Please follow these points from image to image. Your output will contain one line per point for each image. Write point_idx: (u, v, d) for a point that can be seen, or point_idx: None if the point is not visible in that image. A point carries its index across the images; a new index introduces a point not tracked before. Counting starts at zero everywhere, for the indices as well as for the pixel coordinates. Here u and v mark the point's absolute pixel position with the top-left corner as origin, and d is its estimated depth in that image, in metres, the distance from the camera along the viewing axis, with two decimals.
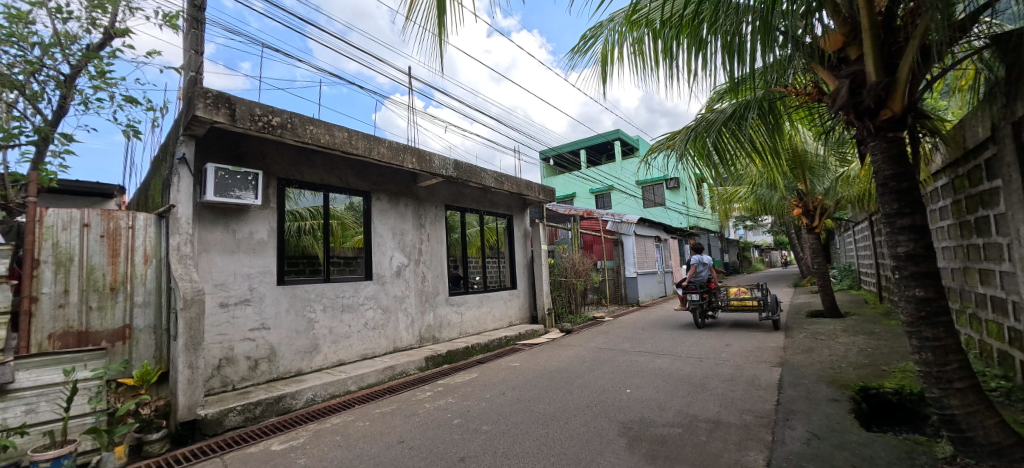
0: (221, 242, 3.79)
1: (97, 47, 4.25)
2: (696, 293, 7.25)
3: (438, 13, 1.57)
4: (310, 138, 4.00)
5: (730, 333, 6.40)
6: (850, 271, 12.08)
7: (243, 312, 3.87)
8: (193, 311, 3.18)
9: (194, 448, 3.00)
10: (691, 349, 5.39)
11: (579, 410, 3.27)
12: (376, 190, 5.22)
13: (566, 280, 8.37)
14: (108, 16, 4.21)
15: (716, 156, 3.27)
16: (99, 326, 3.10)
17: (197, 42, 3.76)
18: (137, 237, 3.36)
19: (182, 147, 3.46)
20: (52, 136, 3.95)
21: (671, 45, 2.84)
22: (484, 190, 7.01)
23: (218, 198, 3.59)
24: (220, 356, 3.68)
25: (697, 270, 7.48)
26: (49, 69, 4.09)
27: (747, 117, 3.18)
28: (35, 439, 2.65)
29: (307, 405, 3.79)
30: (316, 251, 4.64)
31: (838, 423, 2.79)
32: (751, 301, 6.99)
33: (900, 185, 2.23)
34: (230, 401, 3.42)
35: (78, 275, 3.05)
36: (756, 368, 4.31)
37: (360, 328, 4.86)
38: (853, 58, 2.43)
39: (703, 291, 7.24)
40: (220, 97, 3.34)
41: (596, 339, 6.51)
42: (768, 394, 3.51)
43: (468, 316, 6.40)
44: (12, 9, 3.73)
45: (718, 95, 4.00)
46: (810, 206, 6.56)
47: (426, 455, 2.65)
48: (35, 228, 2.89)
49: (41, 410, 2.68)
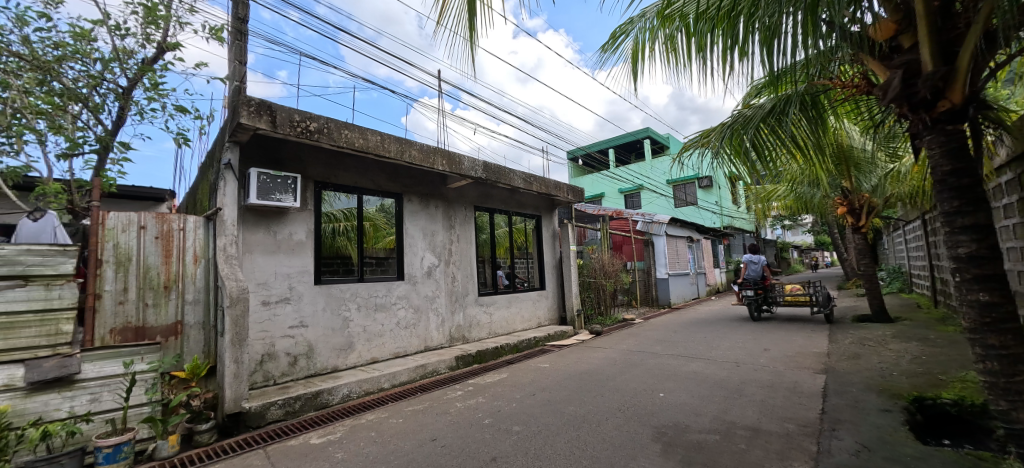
0: (262, 243, 3.96)
1: (151, 61, 4.54)
2: (749, 289, 7.74)
3: (468, 17, 1.58)
4: (345, 142, 4.12)
5: (769, 337, 6.14)
6: (900, 273, 11.32)
7: (283, 310, 4.03)
8: (238, 308, 3.34)
9: (238, 440, 3.15)
10: (727, 353, 5.21)
11: (611, 414, 3.22)
12: (407, 192, 5.32)
13: (595, 281, 8.27)
14: (161, 32, 4.48)
15: (754, 153, 3.13)
16: (154, 322, 3.31)
17: (241, 52, 3.95)
18: (187, 238, 3.57)
19: (227, 153, 3.65)
20: (112, 145, 4.26)
21: (705, 39, 2.74)
22: (513, 191, 7.03)
23: (260, 201, 3.76)
24: (262, 352, 3.86)
25: (749, 268, 7.92)
26: (109, 83, 4.40)
27: (788, 112, 3.04)
28: (99, 426, 2.86)
29: (343, 401, 3.91)
30: (351, 252, 4.79)
31: (891, 435, 2.62)
32: (803, 296, 7.31)
33: (959, 181, 2.08)
34: (272, 395, 3.57)
35: (136, 274, 3.26)
36: (798, 375, 4.11)
37: (392, 327, 4.98)
38: (906, 47, 2.27)
39: (756, 286, 7.69)
40: (262, 104, 3.49)
41: (626, 341, 6.39)
42: (812, 402, 3.34)
43: (497, 316, 6.43)
44: (76, 28, 4.03)
45: (756, 90, 3.85)
46: (856, 204, 6.21)
47: (458, 454, 2.68)
48: (98, 230, 3.13)
49: (104, 399, 2.89)
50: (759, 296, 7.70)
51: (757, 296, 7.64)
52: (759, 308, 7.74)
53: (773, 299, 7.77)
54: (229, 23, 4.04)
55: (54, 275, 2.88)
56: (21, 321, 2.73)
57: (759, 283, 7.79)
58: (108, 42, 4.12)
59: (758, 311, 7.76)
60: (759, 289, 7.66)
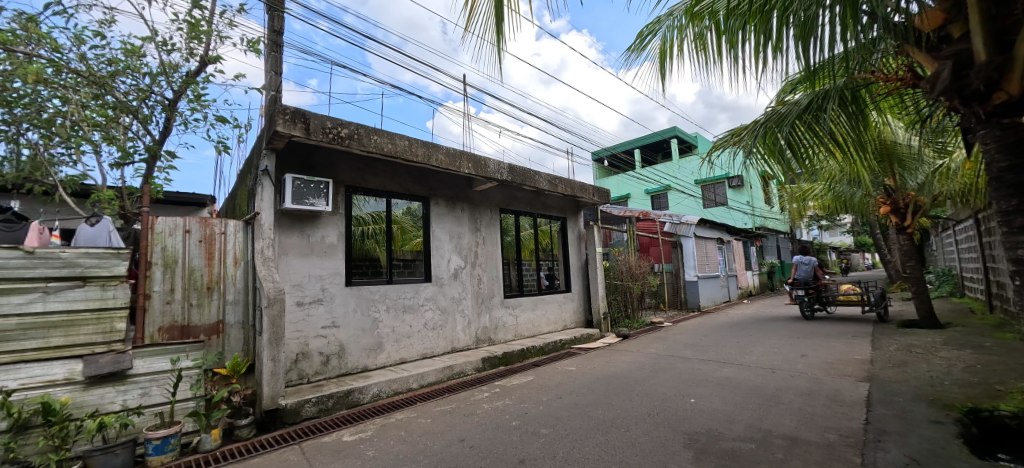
0: (297, 246, 4.11)
1: (195, 74, 4.80)
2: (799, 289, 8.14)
3: (495, 21, 1.60)
4: (374, 147, 4.23)
5: (807, 343, 5.88)
6: (950, 275, 10.62)
7: (316, 310, 4.17)
8: (275, 309, 3.47)
9: (276, 435, 3.28)
10: (762, 359, 5.03)
11: (641, 419, 3.16)
12: (434, 195, 5.41)
13: (622, 283, 8.16)
14: (203, 46, 4.73)
15: (789, 151, 3.00)
16: (198, 321, 3.48)
17: (276, 63, 4.12)
18: (228, 241, 3.74)
19: (265, 160, 3.81)
20: (159, 154, 4.52)
21: (736, 36, 2.66)
22: (538, 193, 7.03)
23: (295, 205, 3.90)
24: (297, 351, 4.00)
25: (800, 268, 8.30)
26: (157, 95, 4.68)
27: (826, 107, 2.91)
28: (149, 419, 3.04)
29: (373, 400, 4.01)
30: (380, 254, 4.93)
31: (943, 448, 2.46)
32: (855, 295, 7.62)
33: (1018, 178, 2.04)
34: (306, 393, 3.69)
35: (181, 275, 3.44)
36: (838, 383, 3.93)
37: (420, 328, 5.06)
38: (956, 37, 2.12)
39: (806, 286, 8.06)
40: (296, 113, 3.63)
41: (655, 345, 6.27)
42: (854, 411, 3.18)
43: (523, 318, 6.43)
44: (127, 45, 4.31)
45: (791, 85, 3.71)
46: (901, 203, 5.89)
47: (486, 455, 2.70)
48: (148, 234, 3.32)
49: (153, 393, 3.07)
50: (811, 296, 8.05)
51: (808, 295, 8.02)
52: (812, 307, 8.07)
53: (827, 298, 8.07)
54: (265, 35, 4.23)
55: (108, 276, 3.08)
56: (80, 319, 2.95)
57: (810, 283, 8.13)
58: (156, 57, 4.39)
59: (811, 310, 8.09)
60: (810, 288, 8.01)
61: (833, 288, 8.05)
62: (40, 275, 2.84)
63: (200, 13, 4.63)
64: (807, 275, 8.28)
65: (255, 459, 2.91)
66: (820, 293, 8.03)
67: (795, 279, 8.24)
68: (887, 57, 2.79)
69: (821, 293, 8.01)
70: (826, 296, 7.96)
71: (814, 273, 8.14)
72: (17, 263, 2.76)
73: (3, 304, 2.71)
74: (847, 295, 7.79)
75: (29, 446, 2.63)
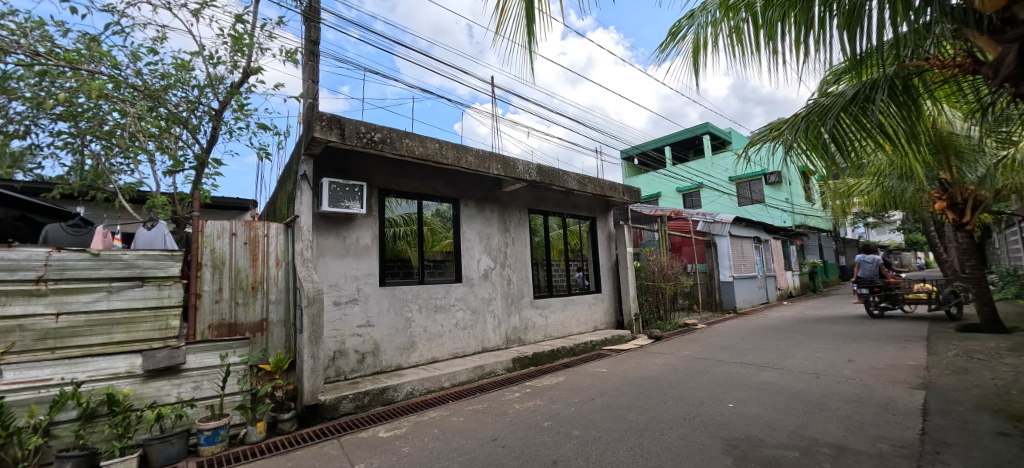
0: (334, 247, 4.26)
1: (238, 85, 5.06)
2: (865, 287, 8.09)
3: (527, 22, 1.61)
4: (406, 150, 4.33)
5: (854, 347, 5.57)
6: (1016, 276, 9.81)
7: (352, 310, 4.30)
8: (314, 308, 3.61)
9: (316, 429, 3.42)
10: (804, 363, 4.80)
11: (676, 423, 3.09)
12: (463, 196, 5.47)
13: (653, 284, 7.99)
14: (246, 58, 4.99)
15: (834, 146, 2.84)
16: (244, 319, 3.67)
17: (313, 72, 4.28)
18: (271, 243, 3.92)
19: (304, 166, 3.98)
20: (207, 162, 4.79)
21: (775, 28, 2.54)
22: (567, 193, 7.00)
23: (332, 208, 4.05)
24: (334, 349, 4.14)
25: (864, 267, 8.25)
26: (205, 106, 4.96)
27: (874, 98, 2.74)
28: (200, 411, 3.23)
29: (407, 398, 4.10)
30: (411, 255, 5.01)
31: (1012, 463, 2.28)
32: (925, 293, 7.47)
33: None
34: (344, 389, 3.82)
35: (229, 275, 3.64)
36: (890, 390, 3.70)
37: (451, 328, 5.13)
38: (1021, 18, 1.92)
39: (872, 285, 7.99)
40: (332, 119, 3.77)
41: (689, 347, 6.10)
42: (908, 420, 2.99)
43: (553, 319, 6.41)
44: (178, 60, 4.60)
45: (836, 76, 3.53)
46: (959, 198, 5.50)
47: (519, 455, 2.71)
48: (199, 237, 3.53)
49: (204, 387, 3.26)
50: (878, 294, 7.97)
51: (874, 294, 7.96)
52: (880, 306, 7.99)
53: (896, 297, 7.91)
54: (303, 45, 4.40)
55: (164, 276, 3.30)
56: (139, 316, 3.18)
57: (876, 281, 8.06)
58: (203, 70, 4.66)
59: (879, 309, 7.99)
60: (877, 287, 7.93)
61: (903, 286, 7.89)
62: (105, 276, 3.09)
63: (243, 27, 4.88)
64: (873, 274, 8.19)
65: (298, 451, 3.04)
66: (888, 292, 7.92)
67: (859, 278, 8.20)
68: (944, 42, 2.60)
69: (889, 291, 7.91)
70: (894, 295, 7.84)
71: (880, 271, 8.06)
72: (86, 265, 3.03)
73: (74, 302, 2.97)
74: (917, 294, 7.66)
75: (96, 433, 2.85)
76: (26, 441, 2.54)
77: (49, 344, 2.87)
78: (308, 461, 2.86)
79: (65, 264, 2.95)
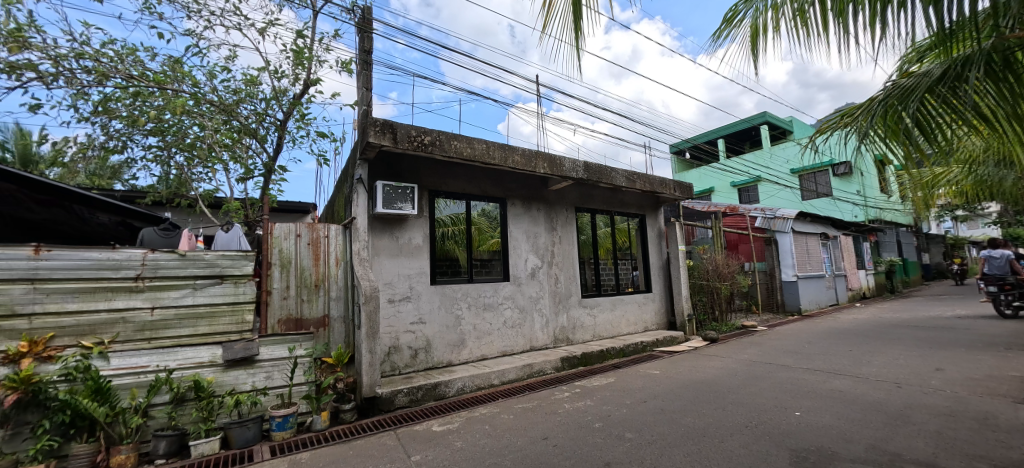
0: (388, 247, 4.45)
1: (300, 96, 5.41)
2: (992, 285, 7.46)
3: (574, 18, 1.60)
4: (455, 152, 4.43)
5: (942, 355, 5.01)
6: None
7: (405, 307, 4.48)
8: (371, 305, 3.79)
9: (374, 421, 3.60)
10: (883, 371, 4.39)
11: (737, 430, 2.93)
12: (510, 196, 5.51)
13: (708, 283, 7.63)
14: (306, 71, 5.32)
15: (918, 131, 2.54)
16: (309, 314, 3.92)
17: (367, 80, 4.49)
18: (331, 244, 4.15)
19: (359, 170, 4.19)
20: (273, 169, 5.17)
21: (846, 5, 2.32)
22: (615, 190, 6.85)
23: (386, 209, 4.23)
24: (389, 344, 4.33)
25: (992, 262, 7.57)
26: (271, 117, 5.36)
27: (967, 75, 2.41)
28: (272, 399, 3.50)
29: (458, 394, 4.20)
30: (460, 255, 5.13)
31: None
32: None
33: None
34: (399, 384, 3.99)
35: (294, 274, 3.91)
36: (989, 403, 3.29)
37: (500, 326, 5.20)
38: None
39: (1001, 282, 7.34)
40: (385, 124, 3.93)
41: (748, 351, 5.77)
42: (1013, 438, 2.64)
43: (601, 319, 6.30)
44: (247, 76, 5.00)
45: (919, 53, 3.17)
46: None
47: (570, 455, 2.69)
48: (269, 238, 3.83)
49: (275, 377, 3.53)
50: (1009, 292, 7.30)
51: (1003, 291, 7.32)
52: (1012, 305, 7.30)
53: None
54: (357, 55, 4.63)
55: (239, 274, 3.60)
56: (219, 311, 3.49)
57: (1008, 278, 7.36)
58: (268, 84, 5.03)
59: (1011, 308, 7.32)
60: (1007, 284, 7.27)
61: None
62: (190, 274, 3.42)
63: (303, 42, 5.22)
64: (1003, 270, 7.47)
65: (358, 440, 3.21)
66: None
67: (986, 275, 7.58)
68: None
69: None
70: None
71: (1013, 268, 7.36)
72: (174, 264, 3.37)
73: (165, 297, 3.32)
74: None
75: (185, 416, 3.19)
76: (129, 420, 2.92)
77: (146, 335, 3.23)
78: (368, 450, 3.01)
79: (158, 264, 3.31)
